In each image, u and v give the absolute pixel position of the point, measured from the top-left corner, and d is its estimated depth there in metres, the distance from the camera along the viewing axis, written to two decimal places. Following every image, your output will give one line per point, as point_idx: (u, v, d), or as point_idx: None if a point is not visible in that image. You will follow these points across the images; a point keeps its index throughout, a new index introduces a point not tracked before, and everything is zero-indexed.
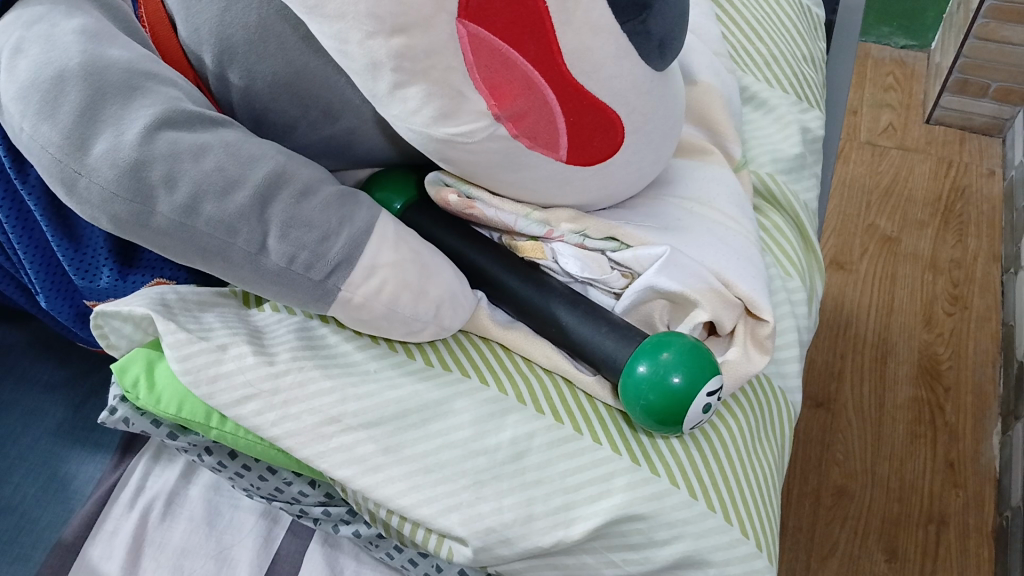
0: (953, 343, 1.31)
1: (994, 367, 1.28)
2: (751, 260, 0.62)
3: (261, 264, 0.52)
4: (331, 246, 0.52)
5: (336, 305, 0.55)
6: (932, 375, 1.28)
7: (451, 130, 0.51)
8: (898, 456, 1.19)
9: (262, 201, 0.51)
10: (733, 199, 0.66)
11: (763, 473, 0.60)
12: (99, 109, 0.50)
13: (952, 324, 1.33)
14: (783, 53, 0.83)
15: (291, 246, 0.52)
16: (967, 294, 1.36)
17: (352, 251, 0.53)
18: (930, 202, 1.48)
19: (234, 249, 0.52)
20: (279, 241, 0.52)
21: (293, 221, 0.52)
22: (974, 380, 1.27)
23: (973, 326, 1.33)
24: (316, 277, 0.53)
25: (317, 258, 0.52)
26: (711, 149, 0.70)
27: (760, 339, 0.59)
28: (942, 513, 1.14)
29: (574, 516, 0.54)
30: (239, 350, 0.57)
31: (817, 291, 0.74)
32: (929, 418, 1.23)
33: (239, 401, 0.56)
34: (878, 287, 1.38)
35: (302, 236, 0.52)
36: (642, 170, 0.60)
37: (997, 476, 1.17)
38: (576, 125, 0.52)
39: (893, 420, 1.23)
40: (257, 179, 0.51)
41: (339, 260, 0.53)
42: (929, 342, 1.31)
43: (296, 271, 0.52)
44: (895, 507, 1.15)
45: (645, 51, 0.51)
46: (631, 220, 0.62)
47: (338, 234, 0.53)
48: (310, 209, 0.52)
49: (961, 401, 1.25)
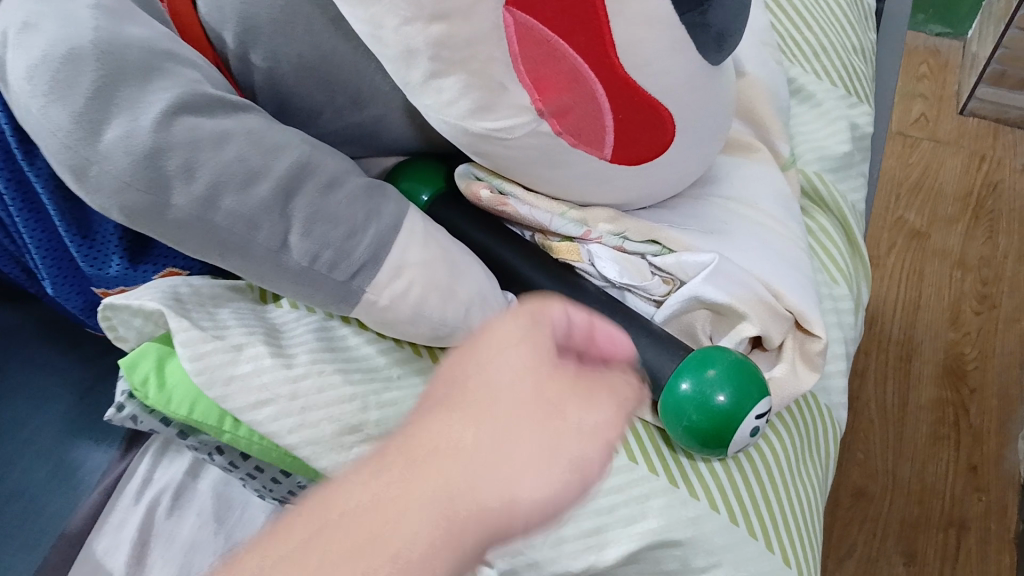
0: (980, 342, 1.27)
1: (1021, 369, 1.24)
2: (800, 270, 0.58)
3: (282, 261, 0.49)
4: (357, 243, 0.49)
5: (360, 307, 0.51)
6: (957, 375, 1.24)
7: (489, 125, 0.47)
8: (920, 458, 1.16)
9: (285, 194, 0.48)
10: (780, 201, 0.62)
11: (806, 496, 0.57)
12: (114, 91, 0.45)
13: (979, 323, 1.29)
14: (832, 45, 0.79)
15: (314, 244, 0.49)
16: (996, 293, 1.32)
17: (379, 250, 0.50)
18: (960, 197, 1.43)
19: (255, 246, 0.48)
20: (303, 237, 0.49)
21: (318, 216, 0.49)
22: (1001, 382, 1.23)
23: (1001, 327, 1.29)
24: (340, 277, 0.50)
25: (343, 257, 0.49)
26: (756, 146, 0.65)
27: (809, 355, 0.55)
28: (963, 518, 1.11)
29: (607, 539, 0.51)
30: (256, 351, 0.54)
31: (863, 299, 0.70)
32: (952, 420, 1.19)
33: (255, 406, 0.52)
34: (905, 282, 1.33)
35: (327, 232, 0.49)
36: (686, 168, 0.56)
37: (1021, 482, 1.14)
38: (623, 122, 0.48)
39: (916, 420, 1.19)
40: (280, 171, 0.48)
41: (366, 259, 0.50)
42: (955, 342, 1.27)
43: (319, 270, 0.49)
44: (915, 510, 1.12)
45: (700, 42, 0.47)
46: (674, 223, 0.58)
47: (364, 231, 0.50)
48: (335, 204, 0.49)
49: (987, 403, 1.21)
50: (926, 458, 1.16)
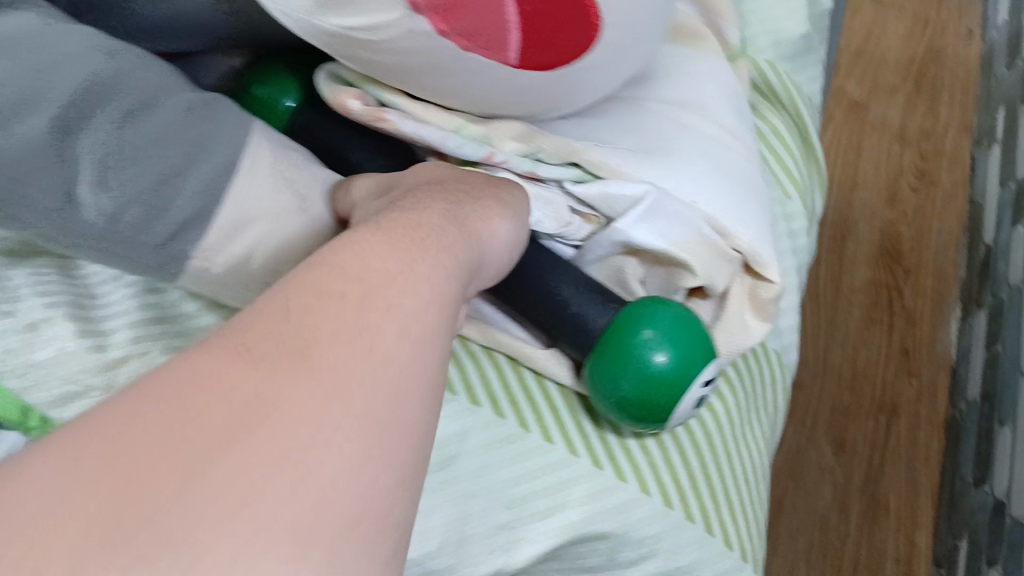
0: (917, 220, 1.16)
1: (958, 248, 1.13)
2: (754, 195, 0.47)
3: (66, 220, 0.36)
4: (172, 194, 0.38)
5: (183, 277, 0.40)
6: (891, 256, 1.13)
7: (344, 24, 0.36)
8: (851, 343, 1.06)
9: (66, 130, 0.35)
10: (732, 105, 0.51)
11: (751, 459, 0.50)
12: None
13: (916, 199, 1.17)
14: None
15: (110, 198, 0.36)
16: (935, 168, 1.20)
17: (208, 201, 0.39)
18: (903, 65, 1.27)
19: (27, 200, 0.35)
20: (96, 188, 0.36)
21: (118, 157, 0.36)
22: (937, 261, 1.13)
23: (939, 203, 1.17)
24: (153, 240, 0.38)
25: (155, 215, 0.37)
26: (706, 33, 0.53)
27: (760, 302, 0.46)
28: (893, 402, 1.03)
29: (517, 537, 0.42)
30: (58, 332, 0.43)
31: (817, 208, 0.61)
32: (886, 301, 1.09)
33: (60, 402, 0.42)
34: (840, 160, 1.19)
35: (131, 181, 0.37)
36: (617, 70, 0.44)
37: (953, 364, 1.05)
38: (532, 20, 0.35)
39: (847, 304, 1.09)
40: (62, 96, 0.35)
41: (188, 217, 0.38)
42: (891, 220, 1.15)
43: (122, 233, 0.37)
44: (845, 396, 1.03)
45: None
46: (601, 137, 0.46)
47: (188, 176, 0.38)
48: (140, 140, 0.37)
49: (921, 284, 1.11)
50: (861, 338, 1.06)
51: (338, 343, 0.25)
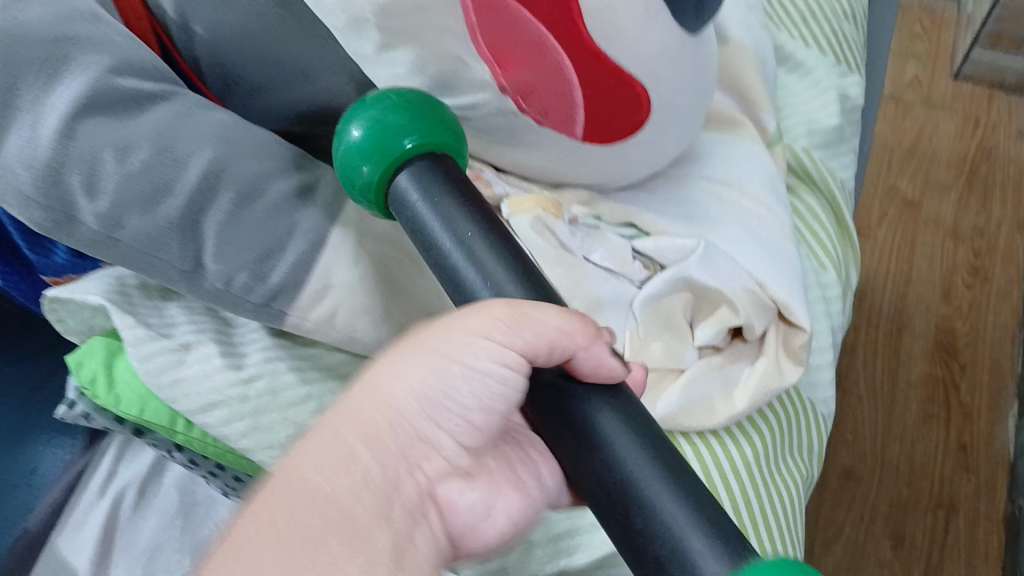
0: (971, 317, 1.23)
1: (1013, 344, 1.20)
2: (787, 259, 0.54)
3: (195, 282, 0.47)
4: (274, 266, 0.46)
5: (287, 325, 0.49)
6: (948, 351, 1.19)
7: (449, 102, 0.45)
8: (909, 439, 1.11)
9: (195, 212, 0.45)
10: (767, 182, 0.58)
11: (790, 494, 0.53)
12: (12, 93, 0.43)
13: (971, 296, 1.25)
14: (821, 8, 0.75)
15: (226, 267, 0.46)
16: (989, 265, 1.28)
17: (299, 275, 0.47)
18: (954, 164, 1.38)
19: (165, 266, 0.46)
20: (215, 261, 0.46)
21: (230, 236, 0.46)
22: (993, 357, 1.19)
23: (992, 300, 1.25)
24: (255, 302, 0.47)
25: (258, 280, 0.46)
26: (741, 120, 0.62)
27: (793, 349, 0.51)
28: (952, 499, 1.07)
29: (577, 543, 0.50)
30: (204, 352, 0.51)
31: (852, 283, 0.66)
32: (943, 397, 1.15)
33: (205, 410, 0.50)
34: (895, 253, 1.29)
35: (237, 257, 0.46)
36: (666, 148, 0.52)
37: (1010, 460, 1.10)
38: (593, 99, 0.44)
39: (905, 397, 1.15)
40: (190, 185, 0.45)
41: (283, 284, 0.47)
42: (946, 316, 1.23)
43: (233, 293, 0.47)
44: (904, 491, 1.07)
45: (676, 4, 0.43)
46: (652, 207, 0.55)
47: (283, 254, 0.46)
48: (252, 219, 0.46)
49: (978, 378, 1.17)
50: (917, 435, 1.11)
51: (327, 451, 0.33)
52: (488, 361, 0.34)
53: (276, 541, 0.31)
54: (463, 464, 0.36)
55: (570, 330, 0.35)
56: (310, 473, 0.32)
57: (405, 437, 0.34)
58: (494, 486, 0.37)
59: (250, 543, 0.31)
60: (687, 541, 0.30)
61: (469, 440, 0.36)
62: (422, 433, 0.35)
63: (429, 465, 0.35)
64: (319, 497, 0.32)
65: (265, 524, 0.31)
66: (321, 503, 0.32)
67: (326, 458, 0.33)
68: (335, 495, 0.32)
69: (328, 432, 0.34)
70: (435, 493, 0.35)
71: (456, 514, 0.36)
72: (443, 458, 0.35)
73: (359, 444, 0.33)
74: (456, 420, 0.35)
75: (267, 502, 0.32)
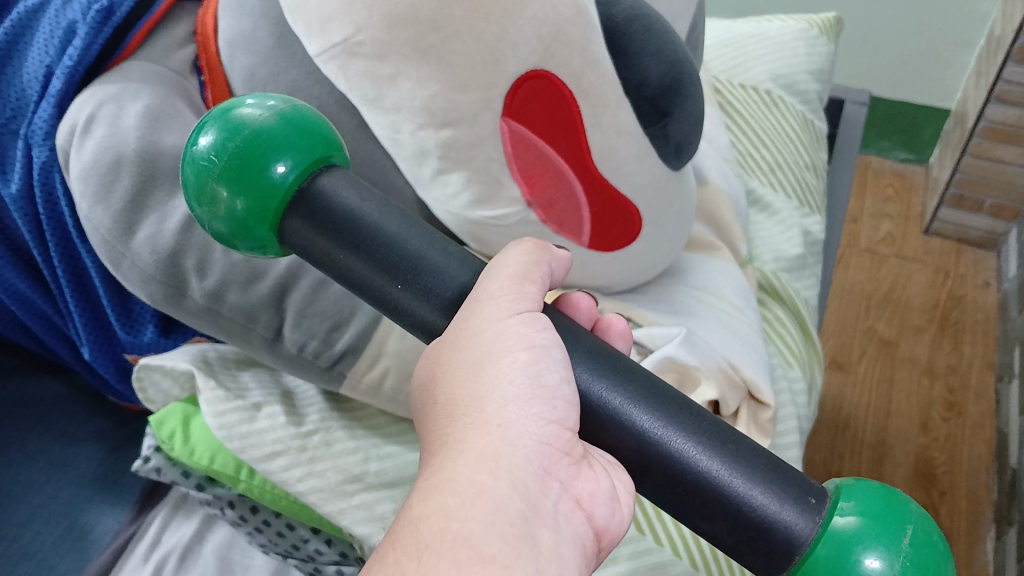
0: (950, 447, 1.25)
1: (988, 474, 1.21)
2: (754, 348, 0.70)
3: (275, 349, 0.58)
4: (339, 336, 0.58)
5: (343, 383, 0.60)
6: (927, 478, 1.21)
7: (486, 214, 0.58)
8: None
9: (280, 292, 0.57)
10: (738, 292, 0.74)
11: None
12: (148, 195, 0.56)
13: (947, 429, 1.27)
14: (785, 161, 0.93)
15: (302, 335, 0.58)
16: (963, 401, 1.31)
17: (359, 342, 0.59)
18: (927, 309, 1.43)
19: (253, 334, 0.58)
20: (293, 329, 0.58)
21: (307, 311, 0.58)
22: (970, 485, 1.20)
23: (968, 432, 1.27)
24: (324, 364, 0.59)
25: (325, 348, 0.58)
26: (717, 245, 0.77)
27: (761, 423, 0.66)
28: None
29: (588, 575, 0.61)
30: (271, 410, 0.63)
31: (816, 382, 0.80)
32: None
33: (269, 457, 0.61)
34: (875, 390, 1.32)
35: (314, 325, 0.58)
36: (655, 259, 0.67)
37: None
38: (598, 215, 0.60)
39: None
40: (279, 271, 0.57)
41: (346, 350, 0.59)
42: (925, 446, 1.25)
43: (307, 358, 0.59)
44: None
45: (664, 152, 0.60)
46: (644, 304, 0.69)
47: (349, 323, 0.59)
48: (325, 301, 0.58)
49: (956, 505, 1.18)
50: None
51: (477, 456, 0.35)
52: (540, 332, 0.37)
53: (475, 545, 0.32)
54: (578, 455, 0.37)
55: (540, 254, 0.41)
56: (473, 476, 0.34)
57: (536, 443, 0.35)
58: (608, 474, 0.37)
59: (458, 546, 0.32)
60: (738, 484, 0.35)
61: (571, 421, 0.36)
62: (542, 438, 0.35)
63: (560, 467, 0.36)
64: (489, 501, 0.33)
65: (463, 538, 0.32)
66: (495, 506, 0.33)
67: (483, 462, 0.34)
68: (503, 496, 0.34)
69: (468, 447, 0.35)
70: (571, 490, 0.36)
71: (597, 507, 0.36)
72: (566, 454, 0.36)
73: (502, 446, 0.35)
74: (558, 414, 0.36)
75: (435, 518, 0.33)
